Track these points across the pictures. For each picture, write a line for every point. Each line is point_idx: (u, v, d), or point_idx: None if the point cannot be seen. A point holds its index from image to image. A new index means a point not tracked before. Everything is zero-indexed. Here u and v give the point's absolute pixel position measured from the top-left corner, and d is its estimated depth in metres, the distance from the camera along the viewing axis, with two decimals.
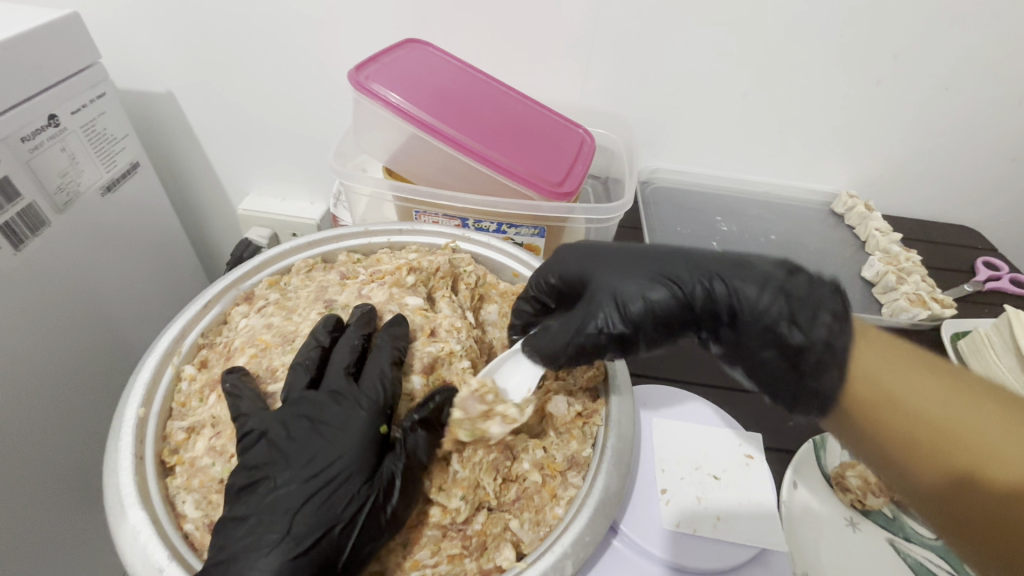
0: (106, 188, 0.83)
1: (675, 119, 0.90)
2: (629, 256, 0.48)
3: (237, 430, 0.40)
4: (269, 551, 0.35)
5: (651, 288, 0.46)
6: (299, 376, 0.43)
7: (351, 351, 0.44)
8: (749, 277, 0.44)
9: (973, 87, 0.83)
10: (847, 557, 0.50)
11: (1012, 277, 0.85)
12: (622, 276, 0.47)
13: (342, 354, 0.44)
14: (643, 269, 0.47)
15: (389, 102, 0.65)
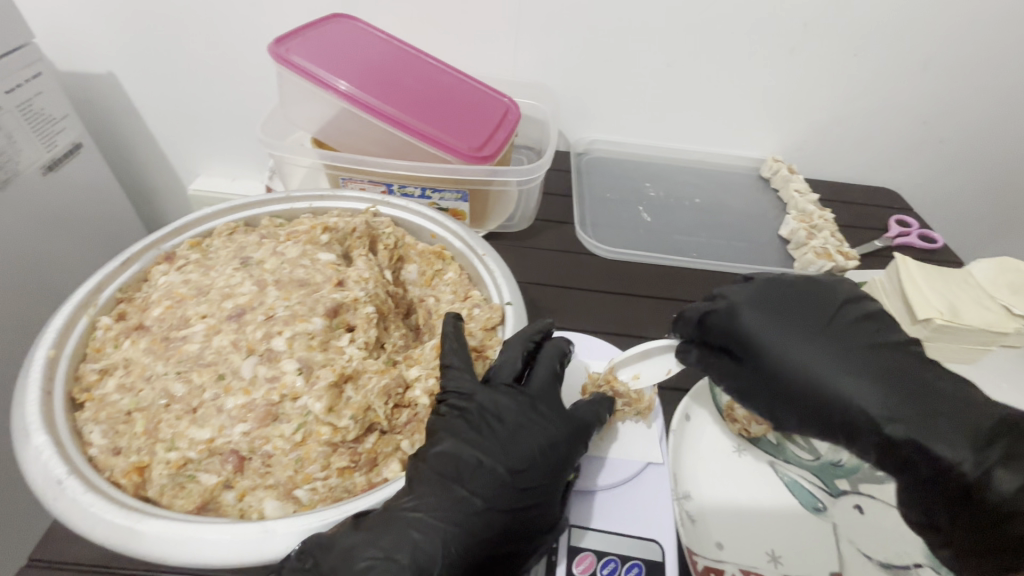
0: (47, 168, 0.84)
1: (604, 91, 0.93)
2: (820, 338, 0.45)
3: (300, 435, 0.42)
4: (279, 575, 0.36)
5: (895, 399, 0.41)
6: (479, 467, 0.41)
7: (465, 466, 0.41)
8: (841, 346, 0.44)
9: (883, 54, 0.87)
10: (737, 486, 0.53)
11: (922, 232, 0.90)
12: (797, 367, 0.44)
13: (437, 487, 0.40)
14: (856, 371, 0.43)
15: (309, 72, 0.67)
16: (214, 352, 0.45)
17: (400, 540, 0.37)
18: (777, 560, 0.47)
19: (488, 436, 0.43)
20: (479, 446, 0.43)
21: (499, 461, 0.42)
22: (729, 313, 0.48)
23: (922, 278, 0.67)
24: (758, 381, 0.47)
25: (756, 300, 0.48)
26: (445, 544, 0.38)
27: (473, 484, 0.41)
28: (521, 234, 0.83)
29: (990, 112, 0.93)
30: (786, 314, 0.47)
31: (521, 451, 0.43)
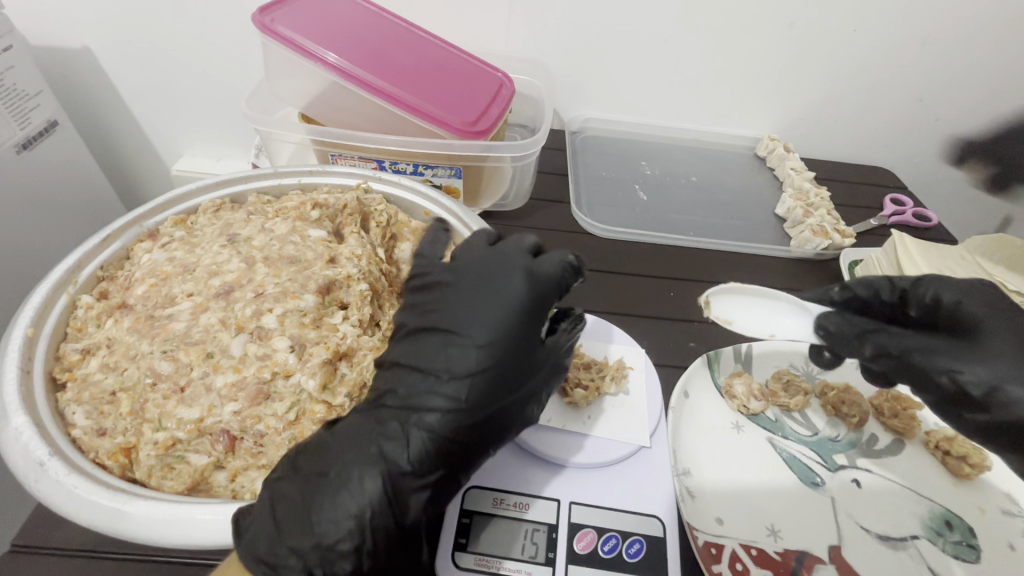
0: (21, 147, 0.80)
1: (600, 67, 0.91)
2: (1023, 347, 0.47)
3: (298, 413, 0.41)
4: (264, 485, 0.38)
5: None
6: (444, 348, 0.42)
7: (426, 348, 0.42)
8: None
9: (881, 30, 0.85)
10: (738, 463, 0.52)
11: (917, 211, 0.89)
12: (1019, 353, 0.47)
13: (409, 375, 0.41)
14: None
15: (294, 42, 0.64)
16: (202, 330, 0.43)
17: (362, 434, 0.39)
18: (777, 533, 0.47)
19: (449, 310, 0.43)
20: (441, 324, 0.43)
21: (460, 333, 0.42)
22: (958, 294, 0.51)
23: (919, 254, 0.67)
24: (951, 360, 0.49)
25: (970, 287, 0.52)
26: (411, 423, 0.40)
27: (437, 362, 0.41)
28: (516, 213, 0.81)
29: (986, 90, 0.92)
30: (999, 317, 0.49)
31: (479, 321, 0.42)
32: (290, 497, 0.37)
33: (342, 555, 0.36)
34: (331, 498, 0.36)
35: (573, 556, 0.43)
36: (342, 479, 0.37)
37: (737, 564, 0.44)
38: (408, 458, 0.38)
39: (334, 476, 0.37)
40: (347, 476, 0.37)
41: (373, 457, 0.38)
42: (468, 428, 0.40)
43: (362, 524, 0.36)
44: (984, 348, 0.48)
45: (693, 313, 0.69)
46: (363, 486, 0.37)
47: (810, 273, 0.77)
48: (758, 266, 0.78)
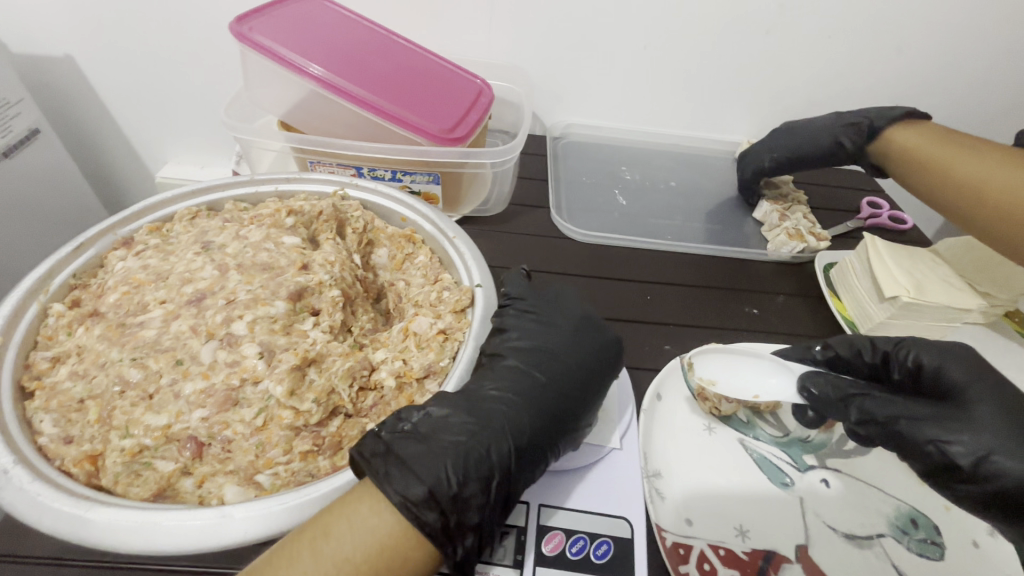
0: (2, 154, 0.80)
1: (580, 74, 0.92)
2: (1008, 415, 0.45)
3: (265, 418, 0.41)
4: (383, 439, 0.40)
5: None
6: (552, 358, 0.49)
7: (536, 355, 0.49)
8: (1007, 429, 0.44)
9: (855, 37, 0.87)
10: (709, 465, 0.53)
11: (892, 213, 0.91)
12: (1007, 421, 0.44)
13: (514, 372, 0.47)
14: None
15: (271, 51, 0.65)
16: (172, 338, 0.43)
17: (491, 411, 0.43)
18: (745, 533, 0.48)
19: (551, 335, 0.51)
20: (540, 340, 0.50)
21: (565, 353, 0.49)
22: (939, 358, 0.51)
23: (889, 256, 0.68)
24: (923, 425, 0.47)
25: (952, 352, 0.51)
26: (530, 408, 0.45)
27: (551, 366, 0.48)
28: (496, 218, 0.82)
29: (959, 95, 0.94)
30: (981, 383, 0.47)
31: (579, 346, 0.50)
32: (417, 455, 0.39)
33: (472, 503, 0.39)
34: (470, 458, 0.40)
35: (541, 558, 0.43)
36: (478, 442, 0.41)
37: (705, 563, 0.44)
38: (529, 437, 0.43)
39: (467, 440, 0.41)
40: (480, 440, 0.41)
41: (503, 430, 0.42)
42: (564, 427, 0.45)
43: (491, 482, 0.40)
44: (970, 416, 0.46)
45: (669, 317, 0.70)
46: (495, 450, 0.41)
47: (786, 276, 0.78)
48: (734, 269, 0.79)
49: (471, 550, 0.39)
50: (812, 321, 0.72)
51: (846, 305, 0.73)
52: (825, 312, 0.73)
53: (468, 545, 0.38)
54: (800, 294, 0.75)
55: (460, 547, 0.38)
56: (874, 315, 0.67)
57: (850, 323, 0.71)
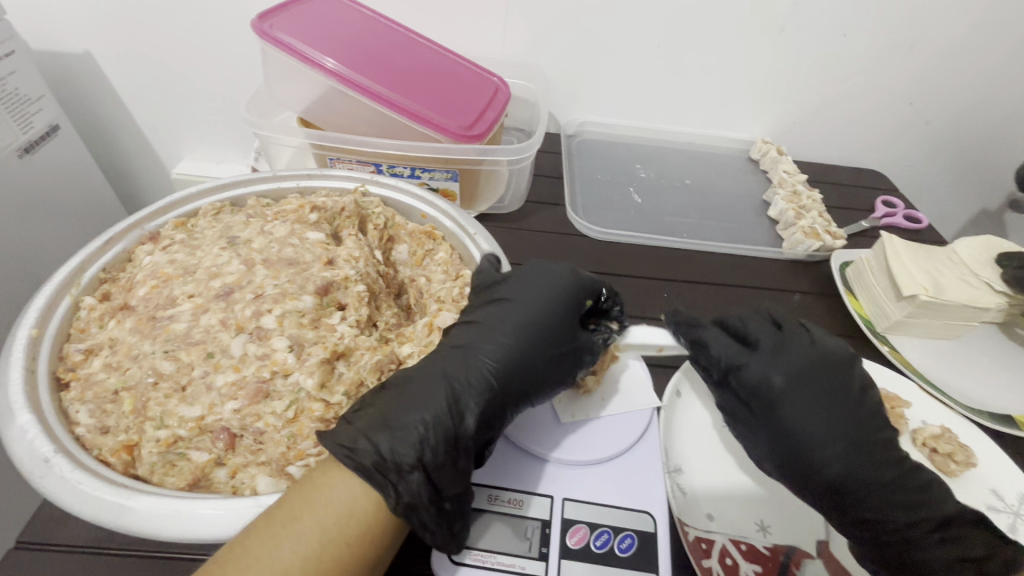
0: (24, 151, 0.81)
1: (595, 73, 0.93)
2: (821, 426, 0.45)
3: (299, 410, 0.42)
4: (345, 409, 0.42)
5: (870, 492, 0.44)
6: (504, 310, 0.49)
7: (493, 311, 0.49)
8: (816, 446, 0.44)
9: (871, 35, 0.86)
10: (725, 458, 0.53)
11: (907, 213, 0.90)
12: (807, 438, 0.45)
13: (479, 329, 0.48)
14: (841, 463, 0.44)
15: (292, 48, 0.65)
16: (202, 331, 0.44)
17: (438, 366, 0.44)
18: (766, 529, 0.48)
19: (511, 287, 0.51)
20: (502, 295, 0.50)
21: (520, 304, 0.49)
22: (766, 375, 0.46)
23: (907, 255, 0.68)
24: (754, 436, 0.47)
25: (779, 361, 0.46)
26: (475, 358, 0.45)
27: (504, 317, 0.49)
28: (512, 216, 0.82)
29: (976, 92, 0.93)
30: (806, 396, 0.46)
31: (534, 293, 0.51)
32: (365, 413, 0.41)
33: (413, 453, 0.40)
34: (410, 409, 0.41)
35: (566, 551, 0.44)
36: (420, 395, 0.42)
37: (728, 558, 0.44)
38: (469, 383, 0.44)
39: (414, 394, 0.42)
40: (420, 388, 0.43)
41: (441, 377, 0.43)
42: (519, 377, 0.46)
43: (427, 425, 0.41)
44: (777, 436, 0.45)
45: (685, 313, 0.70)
46: (435, 402, 0.42)
47: (801, 274, 0.78)
48: (750, 267, 0.79)
49: (417, 492, 0.39)
50: (828, 320, 0.72)
51: (862, 303, 0.73)
52: (841, 310, 0.73)
53: (413, 485, 0.39)
54: (816, 292, 0.75)
55: (406, 492, 0.39)
56: (892, 314, 0.68)
57: (866, 322, 0.71)
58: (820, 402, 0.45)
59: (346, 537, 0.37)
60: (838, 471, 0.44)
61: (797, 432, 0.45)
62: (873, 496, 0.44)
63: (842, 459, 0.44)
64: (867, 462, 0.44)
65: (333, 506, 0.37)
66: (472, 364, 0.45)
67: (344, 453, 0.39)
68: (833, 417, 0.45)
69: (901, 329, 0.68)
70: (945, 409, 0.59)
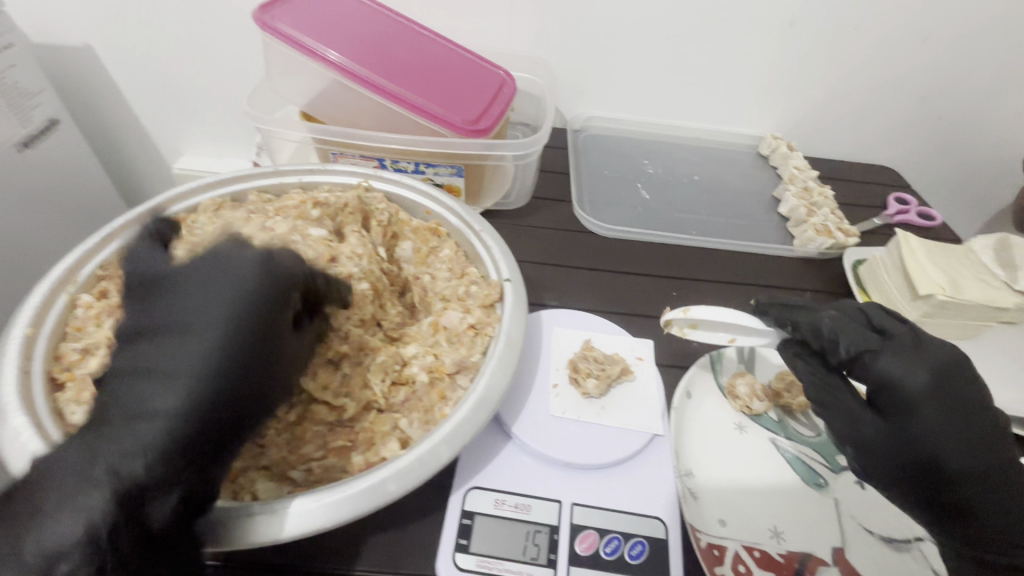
0: (23, 145, 0.80)
1: (602, 66, 0.91)
2: (958, 428, 0.41)
3: None
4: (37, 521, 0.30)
5: (995, 502, 0.40)
6: (173, 334, 0.36)
7: (162, 342, 0.36)
8: (946, 451, 0.41)
9: (886, 27, 0.84)
10: (741, 461, 0.51)
11: (921, 210, 0.89)
12: (943, 438, 0.41)
13: (138, 366, 0.35)
14: (970, 469, 0.41)
15: (294, 40, 0.64)
16: None
17: (105, 439, 0.32)
18: (780, 535, 0.46)
19: (171, 294, 0.37)
20: (170, 306, 0.37)
21: (187, 322, 0.36)
22: (903, 368, 0.42)
23: (923, 253, 0.66)
24: (881, 436, 0.43)
25: (916, 355, 0.43)
26: (131, 425, 0.33)
27: (168, 347, 0.35)
28: (517, 212, 0.81)
29: (992, 86, 0.91)
30: (943, 396, 0.42)
31: (203, 300, 0.36)
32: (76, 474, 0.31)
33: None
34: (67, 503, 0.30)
35: (575, 558, 0.42)
36: (68, 492, 0.30)
37: (740, 565, 0.43)
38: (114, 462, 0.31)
39: (66, 489, 0.30)
40: (144, 439, 0.32)
41: (106, 469, 0.31)
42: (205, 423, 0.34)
43: (178, 480, 0.33)
44: (906, 436, 0.42)
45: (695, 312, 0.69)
46: (89, 498, 0.30)
47: (813, 273, 0.77)
48: (760, 265, 0.77)
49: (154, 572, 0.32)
50: None
51: None
52: None
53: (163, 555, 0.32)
54: (828, 291, 0.74)
55: None
56: (907, 314, 0.66)
57: None
58: (957, 400, 0.42)
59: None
60: (965, 481, 0.41)
61: (931, 434, 0.41)
62: (999, 512, 0.40)
63: (975, 464, 0.41)
64: (996, 466, 0.41)
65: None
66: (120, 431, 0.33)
67: (68, 555, 0.29)
68: (968, 417, 0.42)
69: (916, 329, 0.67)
70: None
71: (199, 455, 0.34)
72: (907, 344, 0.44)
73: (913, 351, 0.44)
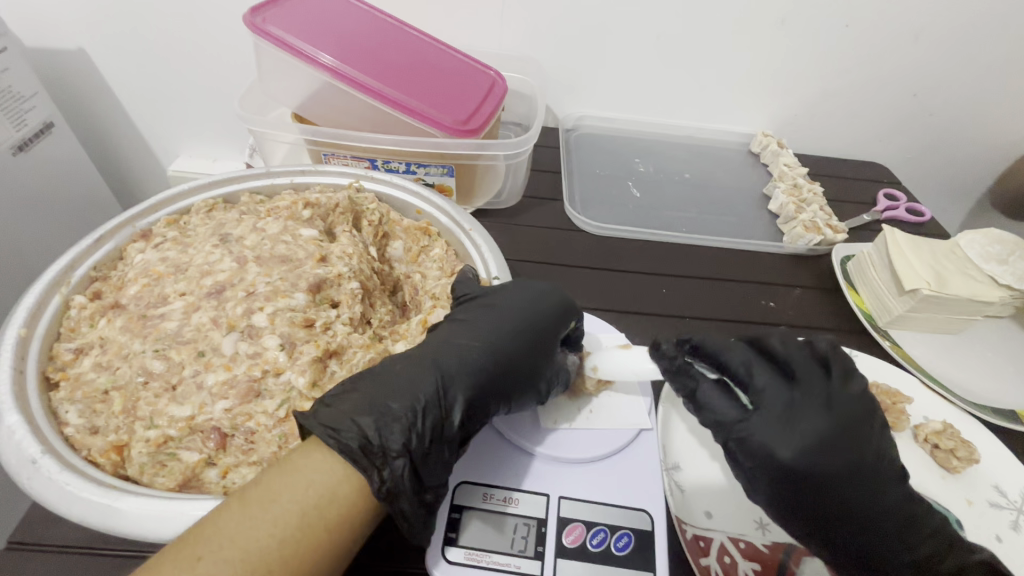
0: (18, 148, 0.80)
1: (593, 66, 0.91)
2: (865, 493, 0.42)
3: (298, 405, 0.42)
4: (355, 408, 0.40)
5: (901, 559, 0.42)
6: (487, 307, 0.50)
7: (476, 312, 0.49)
8: (847, 521, 0.42)
9: (873, 25, 0.85)
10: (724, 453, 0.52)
11: (910, 206, 0.89)
12: (849, 508, 0.42)
13: (453, 325, 0.49)
14: (869, 530, 0.42)
15: (282, 41, 0.64)
16: (193, 330, 0.44)
17: (427, 353, 0.46)
18: (765, 526, 0.47)
19: (492, 290, 0.52)
20: (484, 300, 0.51)
21: (501, 302, 0.50)
22: (804, 451, 0.41)
23: (909, 248, 0.67)
24: (801, 519, 0.43)
25: (825, 427, 0.42)
26: (457, 352, 0.46)
27: (484, 313, 0.49)
28: (509, 211, 0.82)
29: (982, 82, 0.91)
30: (847, 467, 0.42)
31: (511, 296, 0.51)
32: (348, 397, 0.41)
33: (396, 434, 0.40)
34: (395, 391, 0.42)
35: (562, 550, 0.43)
36: (405, 385, 0.42)
37: (726, 556, 0.44)
38: (456, 371, 0.45)
39: (394, 380, 0.43)
40: (441, 365, 0.45)
41: (431, 367, 0.44)
42: (501, 368, 0.47)
43: (450, 399, 0.43)
44: (822, 513, 0.42)
45: (683, 308, 0.70)
46: (421, 386, 0.43)
47: (801, 268, 0.78)
48: (748, 262, 0.78)
49: (402, 478, 0.39)
50: (827, 315, 0.71)
51: (864, 298, 0.72)
52: (843, 305, 0.73)
53: (399, 471, 0.39)
54: (816, 287, 0.74)
55: (388, 474, 0.39)
56: (893, 309, 0.67)
57: (868, 316, 0.70)
58: (862, 467, 0.42)
59: (325, 523, 0.36)
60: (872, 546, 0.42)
61: (840, 509, 0.42)
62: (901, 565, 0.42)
63: (876, 531, 0.42)
64: (897, 526, 0.42)
65: (315, 490, 0.37)
66: (480, 354, 0.47)
67: (375, 421, 0.40)
68: (869, 482, 0.42)
69: (903, 323, 0.68)
70: (946, 405, 0.58)
71: (464, 386, 0.44)
72: (822, 424, 0.42)
73: (809, 426, 0.42)
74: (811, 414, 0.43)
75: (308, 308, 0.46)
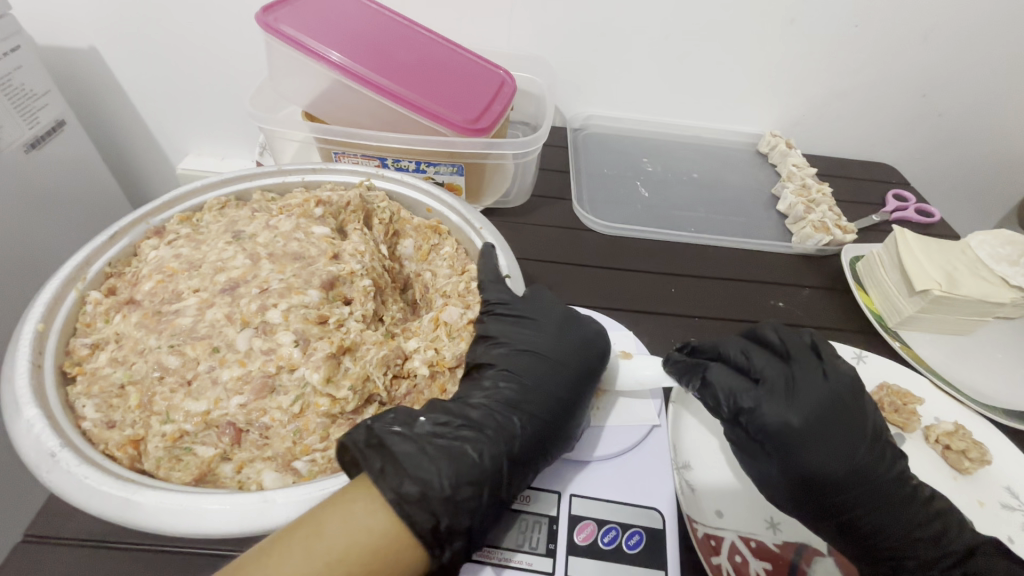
0: (29, 146, 0.81)
1: (601, 66, 0.92)
2: (847, 454, 0.43)
3: (310, 400, 0.42)
4: (421, 483, 0.39)
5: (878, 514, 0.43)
6: (536, 356, 0.49)
7: (526, 363, 0.49)
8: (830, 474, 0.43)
9: (883, 25, 0.85)
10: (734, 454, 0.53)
11: (919, 207, 0.89)
12: (829, 467, 0.43)
13: (506, 377, 0.48)
14: (850, 485, 0.43)
15: (293, 40, 0.65)
16: (207, 326, 0.44)
17: (486, 418, 0.44)
18: (777, 526, 0.47)
19: (539, 331, 0.51)
20: (533, 346, 0.50)
21: (552, 352, 0.50)
22: (784, 413, 0.43)
23: (919, 248, 0.67)
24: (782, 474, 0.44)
25: (807, 389, 0.44)
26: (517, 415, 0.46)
27: (537, 366, 0.49)
28: (518, 210, 0.82)
29: (992, 83, 0.91)
30: (832, 429, 0.43)
31: (561, 339, 0.50)
32: (416, 459, 0.39)
33: (463, 510, 0.39)
34: (462, 465, 0.41)
35: (572, 547, 0.43)
36: (472, 458, 0.41)
37: (737, 555, 0.44)
38: (519, 439, 0.44)
39: (458, 448, 0.41)
40: (504, 430, 0.44)
41: (499, 438, 0.43)
42: (558, 429, 0.47)
43: (513, 472, 0.43)
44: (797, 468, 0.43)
45: (693, 308, 0.70)
46: (485, 458, 0.42)
47: (810, 269, 0.77)
48: (756, 262, 0.78)
49: (458, 554, 0.39)
50: (837, 315, 0.71)
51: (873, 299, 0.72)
52: (852, 306, 0.72)
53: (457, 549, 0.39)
54: (825, 287, 0.74)
55: (448, 550, 0.39)
56: (903, 309, 0.67)
57: (877, 317, 0.70)
58: (836, 430, 0.43)
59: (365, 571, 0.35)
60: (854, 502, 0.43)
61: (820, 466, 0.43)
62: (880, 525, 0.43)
63: (854, 488, 0.43)
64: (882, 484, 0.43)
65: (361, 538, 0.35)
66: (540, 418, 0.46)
67: (444, 500, 0.39)
68: (852, 443, 0.43)
69: (913, 324, 0.68)
70: (957, 406, 0.58)
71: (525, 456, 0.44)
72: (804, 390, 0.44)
73: (787, 389, 0.45)
74: (800, 381, 0.45)
75: (321, 305, 0.46)
